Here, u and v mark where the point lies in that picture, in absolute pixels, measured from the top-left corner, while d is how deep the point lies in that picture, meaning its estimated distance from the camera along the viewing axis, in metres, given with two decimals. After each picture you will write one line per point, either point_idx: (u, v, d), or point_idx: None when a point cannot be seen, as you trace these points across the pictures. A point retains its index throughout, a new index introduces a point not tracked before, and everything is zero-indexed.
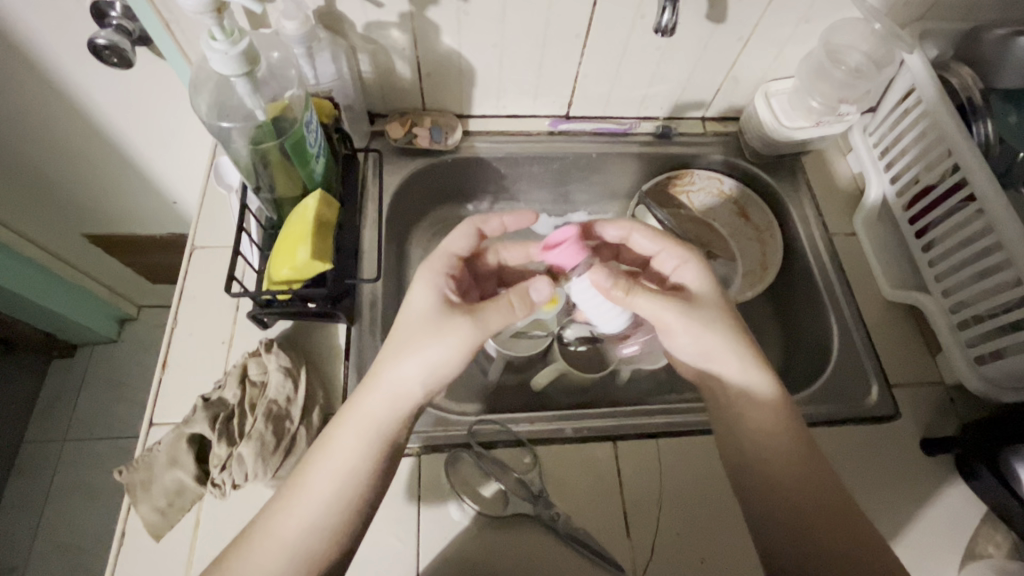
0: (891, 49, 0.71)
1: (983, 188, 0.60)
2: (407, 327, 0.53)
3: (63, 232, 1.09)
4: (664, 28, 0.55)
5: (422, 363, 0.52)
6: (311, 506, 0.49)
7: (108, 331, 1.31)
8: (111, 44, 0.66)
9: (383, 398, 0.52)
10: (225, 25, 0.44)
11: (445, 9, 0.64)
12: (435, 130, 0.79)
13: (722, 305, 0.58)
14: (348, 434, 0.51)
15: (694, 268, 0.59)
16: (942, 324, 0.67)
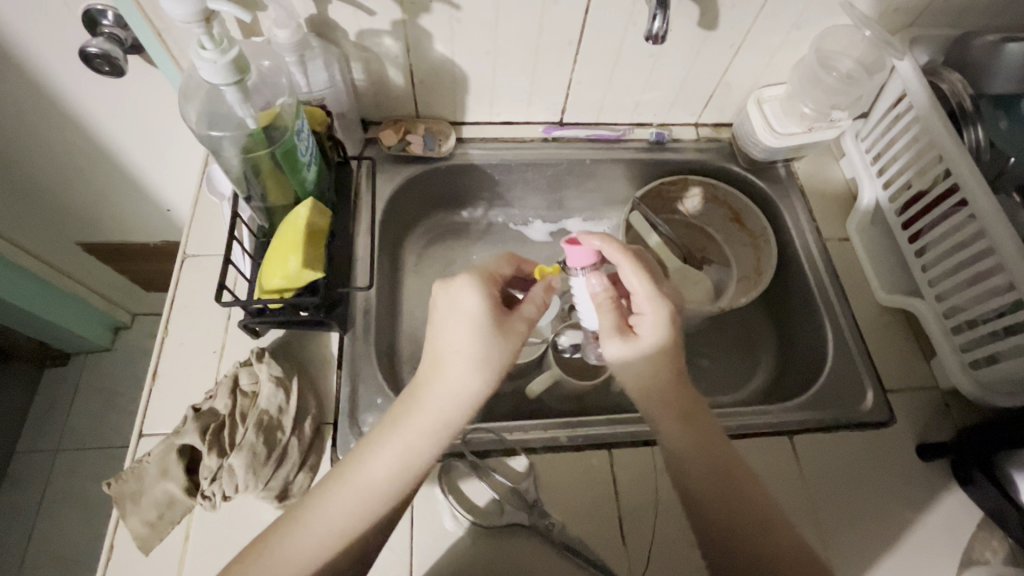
0: (881, 56, 0.71)
1: (975, 194, 0.60)
2: (466, 322, 0.53)
3: (56, 240, 1.08)
4: (654, 36, 0.54)
5: (488, 361, 0.52)
6: (358, 495, 0.48)
7: (101, 339, 1.31)
8: (102, 52, 0.67)
9: (456, 398, 0.51)
10: (214, 35, 0.44)
11: (438, 17, 0.65)
12: (429, 137, 0.79)
13: (665, 360, 0.57)
14: (416, 431, 0.50)
15: (657, 320, 0.58)
16: (936, 328, 0.67)
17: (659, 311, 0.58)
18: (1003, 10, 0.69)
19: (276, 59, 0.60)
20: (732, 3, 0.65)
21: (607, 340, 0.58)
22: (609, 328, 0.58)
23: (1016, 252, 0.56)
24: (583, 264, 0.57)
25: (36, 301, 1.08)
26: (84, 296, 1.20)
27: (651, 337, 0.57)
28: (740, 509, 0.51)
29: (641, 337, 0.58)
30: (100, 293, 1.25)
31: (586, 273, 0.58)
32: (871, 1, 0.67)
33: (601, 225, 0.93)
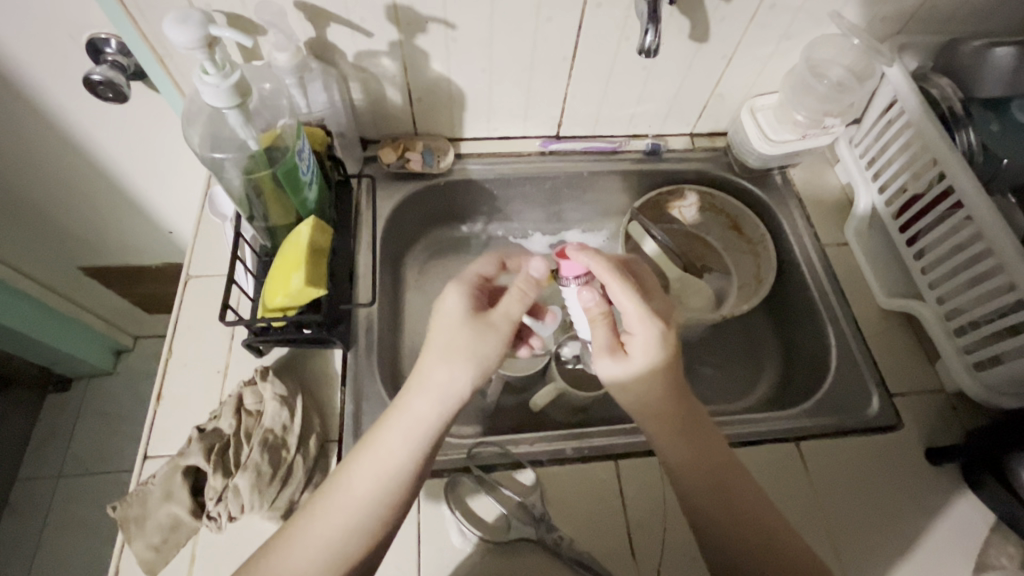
0: (871, 63, 0.72)
1: (971, 195, 0.61)
2: (443, 330, 0.54)
3: (58, 264, 1.09)
4: (648, 49, 0.55)
5: (461, 366, 0.51)
6: (351, 513, 0.47)
7: (103, 363, 1.30)
8: (105, 79, 0.67)
9: (429, 402, 0.50)
10: (217, 59, 0.45)
11: (434, 37, 0.66)
12: (427, 154, 0.80)
13: (653, 380, 0.56)
14: (397, 437, 0.49)
15: (647, 342, 0.55)
16: (936, 330, 0.67)
17: (649, 332, 0.55)
18: (986, 16, 0.71)
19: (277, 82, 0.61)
20: (722, 16, 0.67)
21: (598, 357, 0.58)
22: (600, 346, 0.57)
23: (1014, 252, 0.57)
24: (573, 276, 0.57)
25: (42, 325, 1.08)
26: (86, 320, 1.21)
27: (641, 360, 0.56)
28: (739, 522, 0.51)
29: (632, 358, 0.56)
30: (103, 317, 1.25)
31: (577, 288, 0.58)
32: (858, 10, 0.68)
33: (600, 236, 0.93)
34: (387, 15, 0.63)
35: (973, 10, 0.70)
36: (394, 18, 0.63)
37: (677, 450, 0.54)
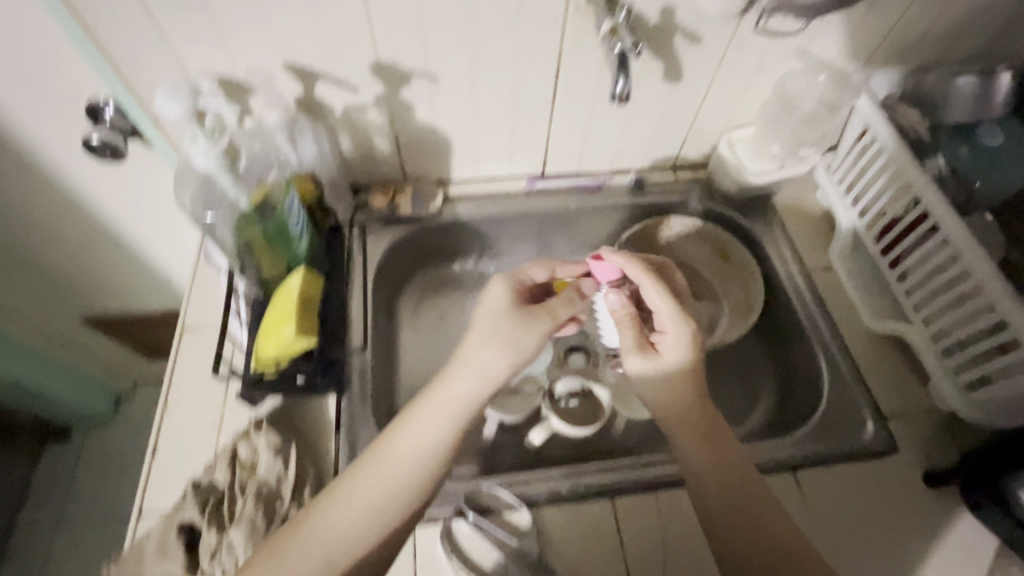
0: (839, 95, 0.75)
1: (945, 220, 0.62)
2: (489, 314, 0.59)
3: (58, 316, 1.10)
4: (620, 95, 0.57)
5: (499, 342, 0.56)
6: (381, 491, 0.50)
7: (103, 409, 1.30)
8: (104, 142, 0.71)
9: (468, 379, 0.55)
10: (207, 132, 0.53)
11: (418, 89, 0.69)
12: (417, 197, 0.82)
13: (683, 377, 0.58)
14: (429, 421, 0.53)
15: (679, 339, 0.60)
16: (925, 352, 0.67)
17: (681, 331, 0.60)
18: (948, 50, 0.72)
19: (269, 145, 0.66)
20: (693, 57, 0.70)
21: (629, 356, 0.60)
22: (631, 344, 0.61)
23: (990, 274, 0.58)
24: (606, 279, 0.66)
25: (44, 375, 1.10)
26: (86, 369, 1.21)
27: (671, 358, 0.59)
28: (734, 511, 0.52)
29: (662, 356, 0.59)
30: (102, 364, 1.25)
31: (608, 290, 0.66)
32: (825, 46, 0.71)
33: None
34: (373, 71, 0.66)
35: (937, 42, 0.71)
36: (379, 73, 0.66)
37: (684, 440, 0.56)
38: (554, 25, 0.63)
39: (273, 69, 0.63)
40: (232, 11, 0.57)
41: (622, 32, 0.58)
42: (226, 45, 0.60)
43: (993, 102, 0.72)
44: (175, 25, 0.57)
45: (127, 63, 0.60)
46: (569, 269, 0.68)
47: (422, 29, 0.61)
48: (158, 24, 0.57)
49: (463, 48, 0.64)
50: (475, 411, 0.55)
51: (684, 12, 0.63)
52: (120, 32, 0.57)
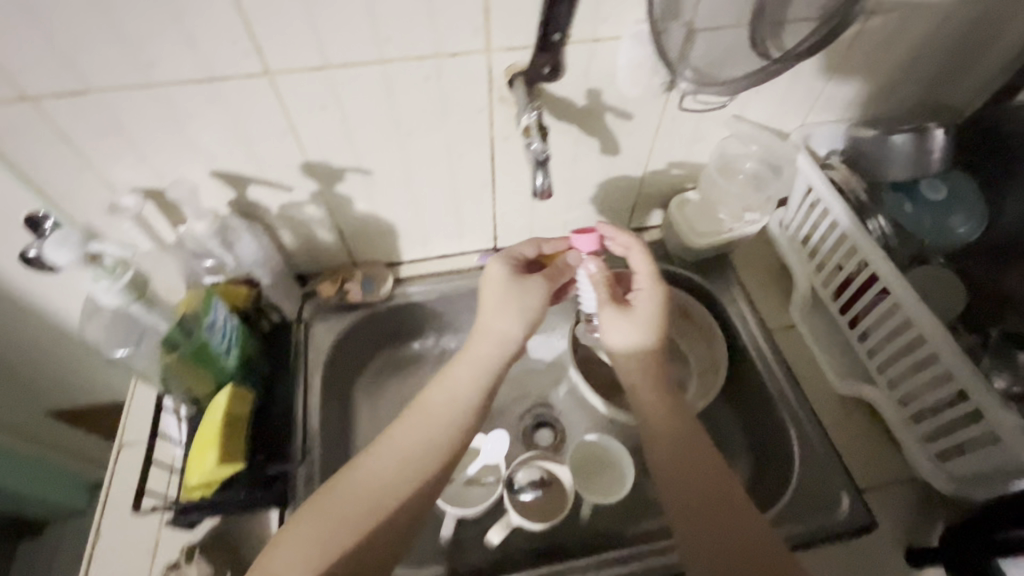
0: (781, 154, 0.74)
1: (892, 281, 0.61)
2: (496, 289, 0.65)
3: (18, 412, 0.99)
4: (542, 190, 0.55)
5: (493, 336, 0.63)
6: (399, 460, 0.55)
7: (77, 501, 1.14)
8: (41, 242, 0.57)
9: (468, 373, 0.61)
10: (108, 266, 0.52)
11: (352, 183, 0.68)
12: (367, 283, 0.80)
13: (657, 323, 0.65)
14: (439, 410, 0.58)
15: (651, 297, 0.66)
16: (894, 418, 0.64)
17: (654, 291, 0.66)
18: (882, 99, 0.73)
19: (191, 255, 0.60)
20: (629, 131, 0.69)
21: (606, 313, 0.66)
22: (606, 303, 0.66)
23: (943, 340, 0.56)
24: (587, 250, 0.67)
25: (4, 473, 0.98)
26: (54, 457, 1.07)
27: (645, 308, 0.65)
28: (709, 492, 0.54)
29: (638, 304, 0.66)
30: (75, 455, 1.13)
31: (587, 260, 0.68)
32: (758, 112, 0.71)
33: (555, 335, 0.90)
34: (303, 171, 0.65)
35: (867, 97, 0.72)
36: (310, 173, 0.65)
37: (650, 397, 0.62)
38: (481, 115, 0.63)
39: (201, 178, 0.63)
40: (149, 131, 0.56)
41: (533, 133, 0.55)
42: (148, 161, 0.59)
43: (931, 161, 0.68)
44: (93, 147, 0.56)
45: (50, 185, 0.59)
46: (555, 245, 0.71)
47: (347, 130, 0.61)
48: (74, 149, 0.56)
49: (392, 143, 0.64)
50: (479, 400, 0.60)
51: (610, 94, 0.63)
52: (38, 157, 0.56)
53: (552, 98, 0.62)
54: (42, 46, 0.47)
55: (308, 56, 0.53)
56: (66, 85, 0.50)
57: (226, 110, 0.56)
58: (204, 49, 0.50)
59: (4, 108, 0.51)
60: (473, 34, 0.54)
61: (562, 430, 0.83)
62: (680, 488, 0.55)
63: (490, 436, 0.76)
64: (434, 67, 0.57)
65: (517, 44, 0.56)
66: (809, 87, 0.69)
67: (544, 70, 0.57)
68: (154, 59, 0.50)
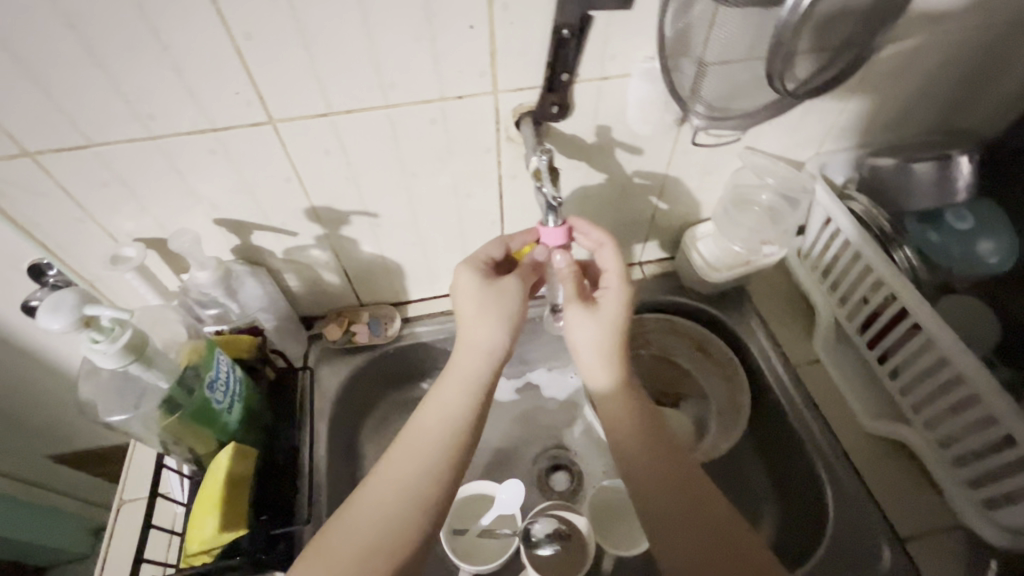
0: (798, 180, 0.70)
1: (924, 318, 0.58)
2: (472, 300, 0.61)
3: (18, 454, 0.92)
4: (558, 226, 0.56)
5: (482, 351, 0.59)
6: (399, 490, 0.52)
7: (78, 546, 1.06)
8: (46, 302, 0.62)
9: (461, 389, 0.58)
10: (104, 330, 0.48)
11: (358, 226, 0.67)
12: (374, 324, 0.78)
13: (619, 325, 0.61)
14: (428, 433, 0.55)
15: (618, 296, 0.62)
16: (934, 462, 0.61)
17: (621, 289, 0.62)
18: (899, 126, 0.71)
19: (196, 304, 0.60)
20: (639, 166, 0.67)
21: (573, 313, 0.61)
22: (574, 302, 0.61)
23: (985, 382, 0.53)
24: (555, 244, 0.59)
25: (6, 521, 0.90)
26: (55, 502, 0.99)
27: (612, 308, 0.61)
28: (711, 523, 0.51)
29: (602, 305, 0.61)
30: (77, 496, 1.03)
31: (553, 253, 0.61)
32: (771, 143, 0.69)
33: (570, 372, 0.86)
34: (308, 216, 0.64)
35: (882, 125, 0.70)
36: (315, 218, 0.64)
37: (623, 422, 0.58)
38: (488, 155, 0.62)
39: (204, 227, 0.62)
40: (151, 182, 0.55)
41: (544, 177, 0.53)
42: (151, 211, 0.58)
43: (958, 190, 0.70)
44: (94, 200, 0.55)
45: (52, 237, 0.58)
46: (522, 240, 0.65)
47: (352, 175, 0.60)
48: (74, 203, 0.55)
49: (398, 185, 0.63)
50: (474, 417, 0.57)
51: (619, 131, 0.61)
52: (39, 211, 0.55)
53: (561, 137, 0.61)
54: (43, 103, 0.46)
55: (311, 104, 0.52)
56: (67, 141, 0.49)
57: (229, 159, 0.55)
58: (206, 101, 0.50)
59: (4, 164, 0.50)
60: (479, 77, 0.53)
61: (580, 473, 0.79)
62: (680, 517, 0.52)
63: (505, 486, 0.71)
64: (439, 110, 0.55)
65: (524, 86, 0.55)
66: (823, 118, 0.67)
67: (554, 109, 0.57)
68: (155, 112, 0.49)
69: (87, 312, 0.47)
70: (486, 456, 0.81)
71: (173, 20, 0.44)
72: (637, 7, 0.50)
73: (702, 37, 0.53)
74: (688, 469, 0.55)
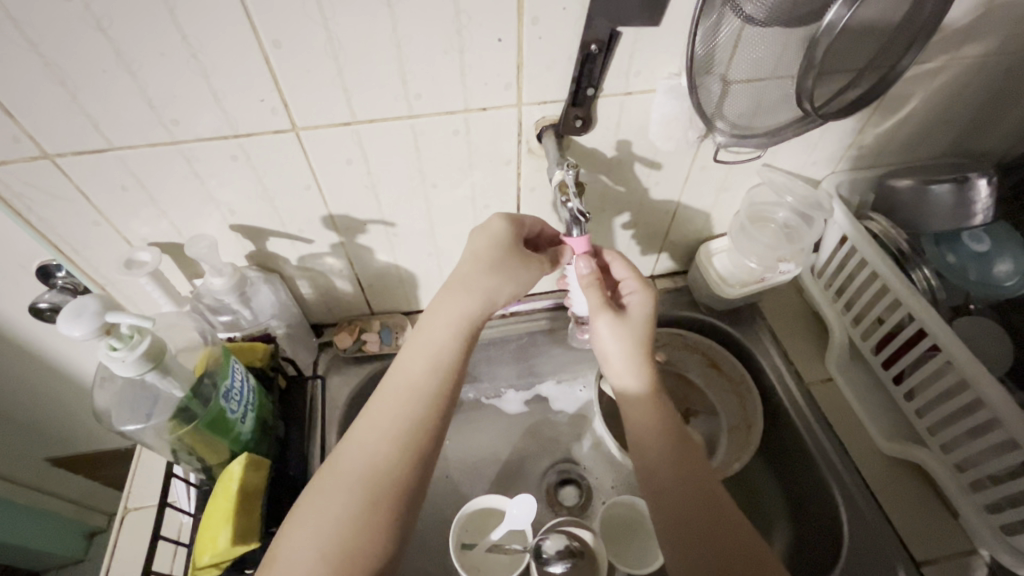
0: (817, 197, 0.70)
1: (943, 339, 0.58)
2: (478, 239, 0.59)
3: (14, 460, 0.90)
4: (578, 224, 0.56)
5: (475, 290, 0.57)
6: (384, 439, 0.51)
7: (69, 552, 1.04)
8: (54, 304, 0.62)
9: (447, 323, 0.57)
10: (123, 336, 0.47)
11: (374, 235, 0.66)
12: (385, 332, 0.77)
13: (648, 335, 0.62)
14: (417, 386, 0.54)
15: (643, 305, 0.62)
16: (950, 486, 0.60)
17: (643, 300, 0.62)
18: (917, 146, 0.72)
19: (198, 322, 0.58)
20: (657, 181, 0.67)
21: (598, 318, 0.60)
22: (598, 307, 0.60)
23: (1006, 406, 0.53)
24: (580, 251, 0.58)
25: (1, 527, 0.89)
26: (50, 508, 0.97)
27: (637, 320, 0.61)
28: (728, 533, 0.51)
29: (629, 314, 0.62)
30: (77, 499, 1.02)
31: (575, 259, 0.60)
32: (789, 162, 0.69)
33: (578, 385, 0.85)
34: (325, 224, 0.63)
35: (900, 144, 0.71)
36: (331, 225, 0.63)
37: (647, 426, 0.58)
38: (509, 167, 0.61)
39: (220, 232, 0.61)
40: (170, 187, 0.55)
41: (571, 193, 0.53)
42: (167, 215, 0.57)
43: (976, 215, 0.67)
44: (112, 203, 0.55)
45: (66, 239, 0.57)
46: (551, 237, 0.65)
47: (372, 183, 0.59)
48: (90, 206, 0.54)
49: (418, 194, 0.62)
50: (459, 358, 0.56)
51: (640, 145, 0.61)
52: (55, 212, 0.54)
53: (582, 150, 0.61)
54: (67, 106, 0.46)
55: (336, 112, 0.52)
56: (89, 144, 0.49)
57: (250, 165, 0.54)
58: (231, 107, 0.49)
59: (23, 165, 0.49)
60: (505, 90, 0.53)
61: (588, 487, 0.78)
62: (701, 527, 0.52)
63: (516, 501, 0.67)
64: (462, 121, 0.55)
65: (549, 99, 0.55)
66: (842, 138, 0.68)
67: (577, 122, 0.57)
68: (178, 117, 0.49)
69: (108, 320, 0.46)
70: (494, 469, 0.80)
71: (203, 26, 0.43)
72: (665, 25, 0.50)
73: (728, 55, 0.53)
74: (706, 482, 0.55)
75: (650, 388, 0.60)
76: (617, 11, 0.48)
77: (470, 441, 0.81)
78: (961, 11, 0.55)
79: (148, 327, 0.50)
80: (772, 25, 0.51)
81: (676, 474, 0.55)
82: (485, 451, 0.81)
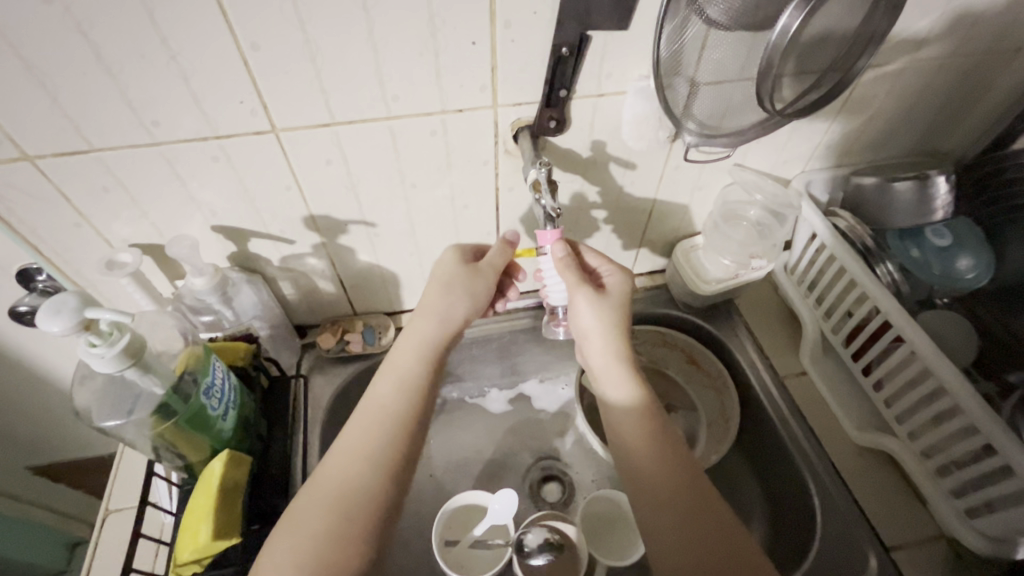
0: (787, 196, 0.72)
1: (906, 328, 0.60)
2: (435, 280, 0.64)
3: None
4: (549, 213, 0.57)
5: (436, 311, 0.61)
6: (413, 360, 0.59)
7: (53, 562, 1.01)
8: (33, 308, 0.62)
9: (415, 347, 0.60)
10: (104, 331, 0.48)
11: (356, 236, 0.67)
12: (368, 333, 0.78)
13: (625, 315, 0.63)
14: (409, 353, 0.59)
15: (618, 287, 0.64)
16: (917, 471, 0.62)
17: (619, 283, 0.64)
18: (881, 146, 0.75)
19: (181, 320, 0.59)
20: (632, 181, 0.69)
21: (577, 295, 0.61)
22: (576, 283, 0.61)
23: (967, 393, 0.54)
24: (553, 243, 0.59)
25: None
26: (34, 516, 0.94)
27: (614, 300, 0.63)
28: (701, 514, 0.52)
29: (605, 293, 0.63)
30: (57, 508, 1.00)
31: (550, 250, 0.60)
32: (759, 162, 0.72)
33: (561, 383, 0.87)
34: (306, 225, 0.64)
35: (865, 144, 0.74)
36: (313, 226, 0.64)
37: (632, 422, 0.59)
38: (486, 167, 0.63)
39: (201, 233, 0.62)
40: (153, 188, 0.55)
41: (543, 189, 0.55)
42: (148, 216, 0.58)
43: (937, 209, 0.72)
44: (94, 206, 0.55)
45: (47, 241, 0.57)
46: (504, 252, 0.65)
47: (353, 183, 0.60)
48: (73, 207, 0.55)
49: (398, 195, 0.63)
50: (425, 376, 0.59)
51: (613, 146, 0.63)
52: (35, 214, 0.54)
53: (557, 151, 0.63)
54: (46, 107, 0.47)
55: (314, 114, 0.53)
56: (68, 145, 0.50)
57: (231, 166, 0.55)
58: (210, 109, 0.50)
59: (3, 167, 0.50)
60: (480, 91, 0.55)
61: (571, 483, 0.79)
62: (674, 509, 0.53)
63: (498, 496, 0.70)
64: (440, 123, 0.57)
65: (523, 101, 0.57)
66: (808, 139, 0.70)
67: (551, 123, 0.58)
68: (159, 119, 0.50)
69: (87, 315, 0.47)
70: (478, 467, 0.80)
71: (183, 29, 0.44)
72: (632, 30, 0.53)
73: (695, 57, 0.55)
74: (690, 467, 0.56)
75: (642, 394, 0.60)
76: (587, 16, 0.50)
77: (454, 440, 0.82)
78: (915, 17, 0.58)
79: (128, 322, 0.50)
80: (735, 27, 0.53)
81: (656, 463, 0.56)
82: (469, 449, 0.82)
